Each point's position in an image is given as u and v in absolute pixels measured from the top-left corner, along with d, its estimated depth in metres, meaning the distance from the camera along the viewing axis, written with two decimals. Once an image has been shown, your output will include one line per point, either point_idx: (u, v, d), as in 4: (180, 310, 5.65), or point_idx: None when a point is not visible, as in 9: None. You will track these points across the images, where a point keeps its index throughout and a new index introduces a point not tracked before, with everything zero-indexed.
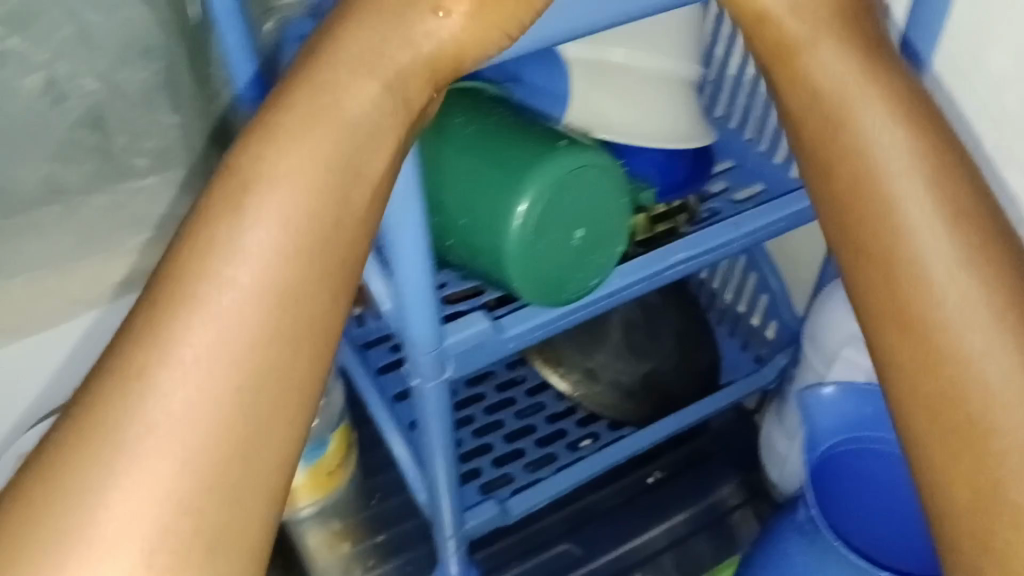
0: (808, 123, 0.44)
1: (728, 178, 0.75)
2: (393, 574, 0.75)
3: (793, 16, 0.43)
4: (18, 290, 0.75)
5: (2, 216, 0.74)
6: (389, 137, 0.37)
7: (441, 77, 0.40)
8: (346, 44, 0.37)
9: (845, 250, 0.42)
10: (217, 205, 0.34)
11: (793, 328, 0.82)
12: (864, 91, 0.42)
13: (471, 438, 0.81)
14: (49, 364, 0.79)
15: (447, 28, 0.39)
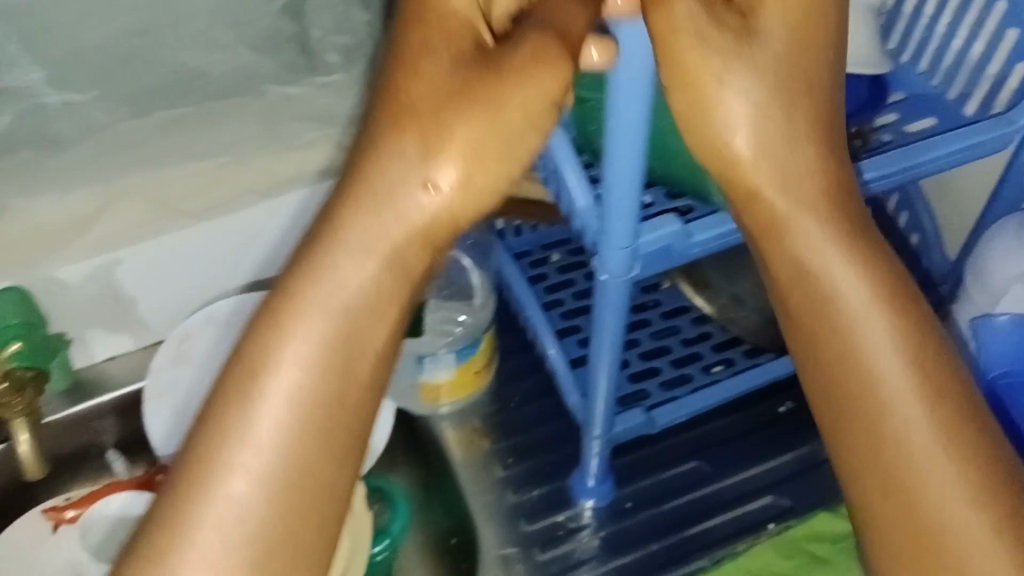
0: (796, 294, 0.48)
1: (898, 110, 0.71)
2: (527, 473, 0.80)
3: (787, 192, 0.47)
4: (190, 172, 0.75)
5: (186, 96, 0.76)
6: (386, 314, 0.42)
7: (437, 239, 0.43)
8: (349, 224, 0.42)
9: (831, 418, 0.45)
10: (227, 393, 0.41)
11: (942, 270, 0.83)
12: (839, 256, 0.46)
13: (638, 359, 0.81)
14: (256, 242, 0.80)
15: (438, 201, 0.42)
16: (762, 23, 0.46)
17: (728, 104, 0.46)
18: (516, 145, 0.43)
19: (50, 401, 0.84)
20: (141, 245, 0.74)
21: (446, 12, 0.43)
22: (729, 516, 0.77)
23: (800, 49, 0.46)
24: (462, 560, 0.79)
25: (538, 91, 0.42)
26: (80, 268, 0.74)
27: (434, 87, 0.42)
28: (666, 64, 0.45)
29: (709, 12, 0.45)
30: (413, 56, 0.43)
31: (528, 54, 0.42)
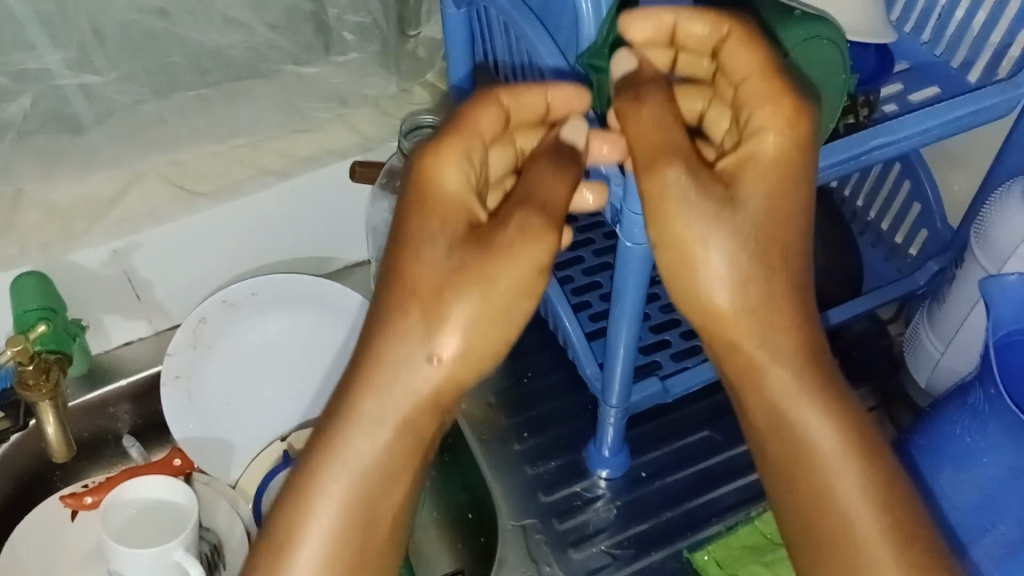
0: (771, 442, 0.52)
1: (905, 79, 0.77)
2: (545, 445, 0.81)
3: (760, 350, 0.51)
4: (209, 152, 0.82)
5: (208, 78, 0.79)
6: (405, 467, 0.50)
7: (445, 403, 0.51)
8: (369, 401, 0.49)
9: (805, 557, 0.51)
10: (272, 555, 0.49)
11: (944, 238, 0.85)
12: (806, 406, 0.51)
13: (650, 333, 0.83)
14: (311, 224, 0.89)
15: (439, 373, 0.49)
16: (741, 192, 0.50)
17: (710, 262, 0.50)
18: (508, 314, 0.50)
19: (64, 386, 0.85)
20: (155, 232, 0.80)
21: (443, 197, 0.50)
22: (744, 481, 0.79)
23: (776, 214, 0.50)
24: (480, 534, 0.81)
25: (521, 265, 0.49)
26: (101, 252, 0.79)
27: (435, 272, 0.49)
28: (656, 222, 0.50)
29: (696, 182, 0.49)
30: (416, 241, 0.50)
31: (514, 234, 0.49)
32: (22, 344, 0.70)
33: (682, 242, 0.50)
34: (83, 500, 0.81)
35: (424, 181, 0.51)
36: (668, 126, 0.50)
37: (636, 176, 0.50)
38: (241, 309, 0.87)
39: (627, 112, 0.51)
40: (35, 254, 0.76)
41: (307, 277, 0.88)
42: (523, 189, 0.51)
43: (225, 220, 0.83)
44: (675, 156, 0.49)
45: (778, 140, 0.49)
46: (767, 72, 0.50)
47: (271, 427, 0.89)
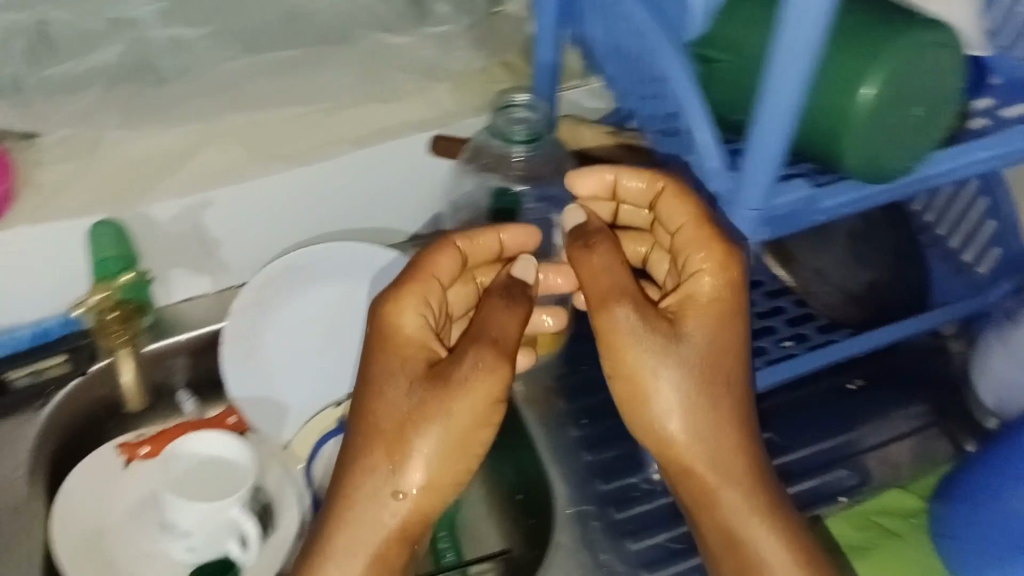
0: (723, 560, 0.64)
1: (995, 94, 0.76)
2: (601, 434, 0.81)
3: (713, 472, 0.62)
4: (287, 118, 0.80)
5: (307, 39, 0.83)
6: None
7: (414, 531, 0.61)
8: (350, 529, 0.60)
9: None
10: None
11: (1017, 258, 0.81)
12: (751, 524, 0.62)
13: None
14: (360, 196, 0.84)
15: (407, 501, 0.60)
16: (684, 330, 0.61)
17: (662, 391, 0.61)
18: (467, 444, 0.59)
19: None
20: (224, 194, 0.78)
21: (404, 339, 0.61)
22: (802, 487, 0.79)
23: (715, 350, 0.60)
24: (529, 517, 0.82)
25: (475, 396, 0.58)
26: (172, 207, 0.76)
27: (397, 412, 0.59)
28: (613, 354, 0.61)
29: (644, 320, 0.60)
30: (381, 386, 0.60)
31: (470, 369, 0.58)
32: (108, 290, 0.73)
33: (636, 378, 0.61)
34: (138, 452, 0.81)
35: (386, 332, 0.61)
36: (617, 271, 0.60)
37: (592, 313, 0.61)
38: (291, 279, 0.86)
39: (581, 256, 0.61)
40: (111, 204, 0.74)
41: (349, 249, 0.85)
42: (476, 328, 0.59)
43: (297, 183, 0.80)
44: (624, 298, 0.59)
45: (711, 281, 0.61)
46: (698, 223, 0.63)
47: (317, 394, 0.89)
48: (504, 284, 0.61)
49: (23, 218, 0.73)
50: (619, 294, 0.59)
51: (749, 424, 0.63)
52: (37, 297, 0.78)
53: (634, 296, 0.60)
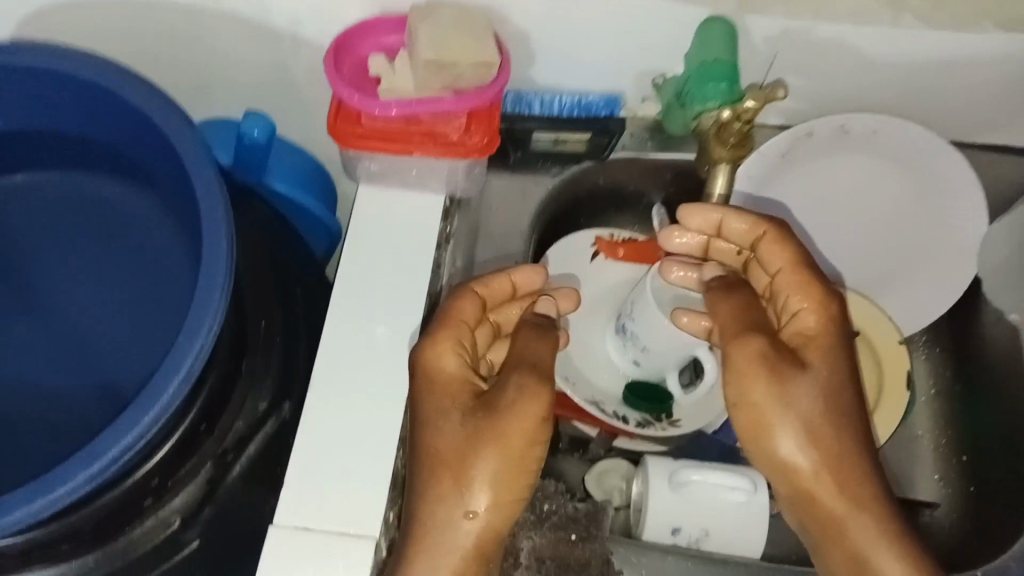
0: None
1: None
2: None
3: (841, 501, 0.61)
4: None
5: None
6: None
7: (485, 550, 0.59)
8: (420, 560, 0.57)
9: None
10: None
11: None
12: (888, 559, 0.60)
13: None
14: (971, 64, 0.74)
15: (475, 523, 0.58)
16: (804, 364, 0.62)
17: (785, 423, 0.61)
18: (523, 463, 0.58)
19: (640, 138, 0.80)
20: (828, 31, 0.70)
21: (443, 373, 0.60)
22: None
23: (831, 386, 0.61)
24: (971, 484, 0.80)
25: (530, 403, 0.58)
26: (772, 26, 0.70)
27: (453, 441, 0.58)
28: (740, 389, 0.61)
29: (773, 353, 0.61)
30: (435, 421, 0.59)
31: (514, 393, 0.58)
32: (758, 100, 0.61)
33: (762, 422, 0.61)
34: (616, 253, 0.83)
35: (424, 372, 0.60)
36: (746, 312, 0.63)
37: (726, 347, 0.62)
38: (854, 137, 0.77)
39: (717, 300, 0.64)
40: (728, 2, 0.68)
41: (923, 129, 0.75)
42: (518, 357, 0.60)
43: (905, 42, 0.71)
44: (756, 334, 0.61)
45: (815, 321, 0.63)
46: (797, 266, 0.64)
47: None
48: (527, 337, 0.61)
49: None
50: (750, 332, 0.61)
51: (875, 461, 0.62)
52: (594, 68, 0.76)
53: (768, 358, 0.61)
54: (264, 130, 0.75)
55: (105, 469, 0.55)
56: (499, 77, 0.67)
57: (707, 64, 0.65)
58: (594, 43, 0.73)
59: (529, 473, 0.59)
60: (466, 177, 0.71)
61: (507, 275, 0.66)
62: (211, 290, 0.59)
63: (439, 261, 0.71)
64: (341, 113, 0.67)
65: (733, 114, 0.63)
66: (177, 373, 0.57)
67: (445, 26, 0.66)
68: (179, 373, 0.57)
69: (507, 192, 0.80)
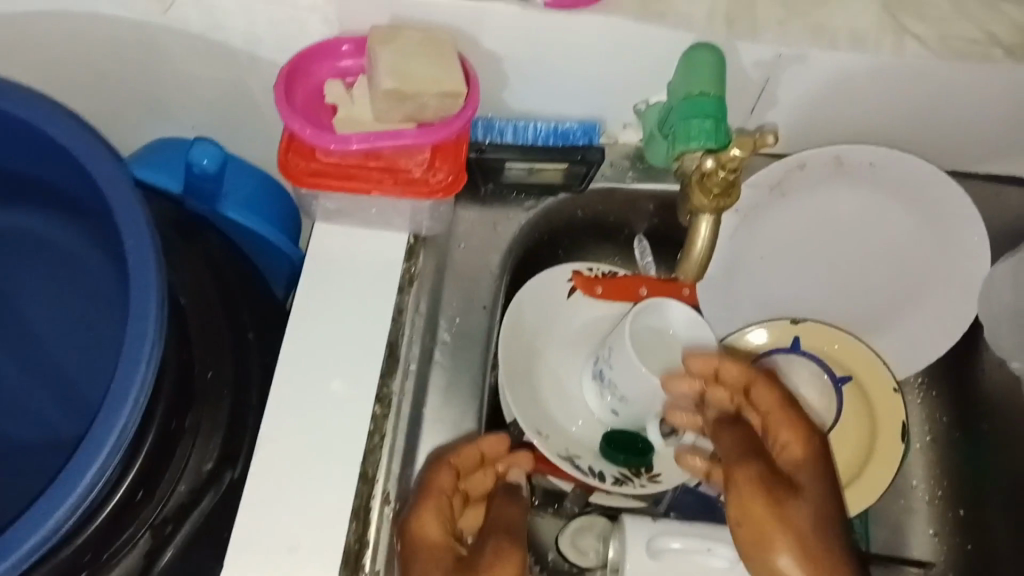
0: None
1: None
2: None
3: None
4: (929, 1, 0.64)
5: None
6: None
7: None
8: None
9: None
10: None
11: None
12: None
13: None
14: (978, 99, 0.68)
15: None
16: (798, 488, 0.60)
17: (783, 545, 0.57)
18: None
19: (622, 167, 0.75)
20: (827, 60, 0.64)
21: (426, 540, 0.56)
22: None
23: (826, 510, 0.59)
24: (968, 540, 0.76)
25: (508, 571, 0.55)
26: (764, 54, 0.64)
27: None
28: (739, 511, 0.59)
29: (769, 479, 0.59)
30: None
31: (492, 558, 0.55)
32: (745, 148, 0.55)
33: (762, 543, 0.58)
34: (593, 291, 0.77)
35: (406, 540, 0.56)
36: (745, 443, 0.63)
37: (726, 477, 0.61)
38: (851, 171, 0.72)
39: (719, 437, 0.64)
40: (718, 27, 0.62)
41: (925, 164, 0.70)
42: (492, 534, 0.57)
43: (910, 73, 0.65)
44: (751, 460, 0.61)
45: (803, 451, 0.62)
46: (786, 403, 0.64)
47: (779, 299, 0.79)
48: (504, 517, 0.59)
49: (623, 10, 0.62)
50: (748, 459, 0.61)
51: None
52: (572, 93, 0.70)
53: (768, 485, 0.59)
54: (213, 159, 0.69)
55: (8, 574, 0.49)
56: (465, 109, 0.61)
57: (692, 98, 0.58)
58: (571, 71, 0.67)
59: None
60: (431, 216, 0.65)
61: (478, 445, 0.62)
62: (136, 362, 0.52)
63: (400, 306, 0.64)
64: (293, 148, 0.61)
65: (715, 161, 0.57)
66: (93, 463, 0.51)
67: (406, 53, 0.60)
68: (96, 463, 0.51)
69: (478, 226, 0.72)
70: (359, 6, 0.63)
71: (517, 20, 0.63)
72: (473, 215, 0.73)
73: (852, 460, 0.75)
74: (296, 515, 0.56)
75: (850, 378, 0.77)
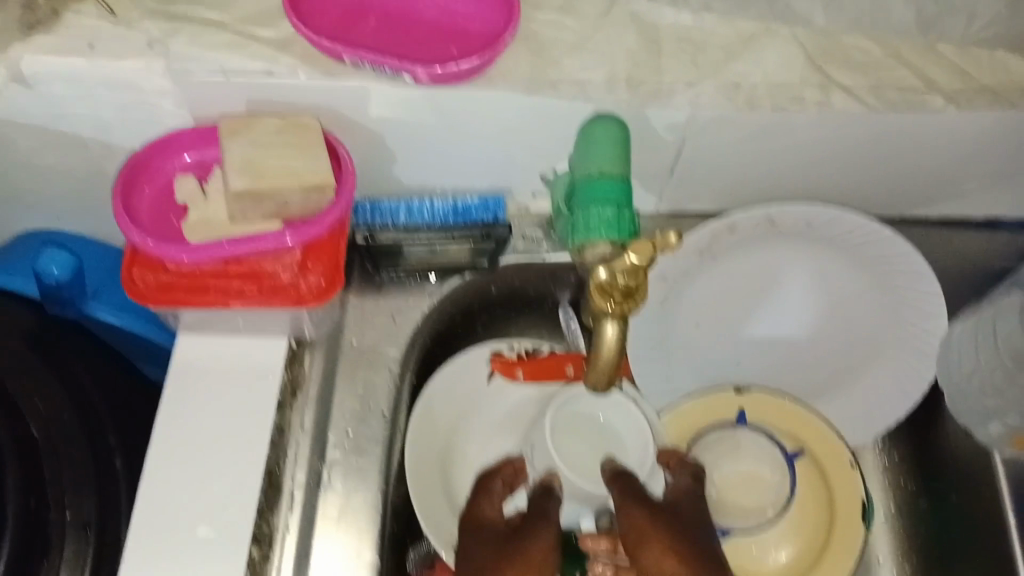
0: None
1: None
2: None
3: None
4: (851, 47, 0.58)
5: None
6: None
7: None
8: None
9: None
10: None
11: None
12: None
13: None
14: (919, 147, 0.61)
15: None
16: (701, 553, 0.53)
17: None
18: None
19: (534, 239, 0.67)
20: (749, 119, 0.57)
21: (481, 515, 0.60)
22: None
23: None
24: None
25: (550, 533, 0.56)
26: (677, 116, 0.56)
27: (485, 556, 0.56)
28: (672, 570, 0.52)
29: (673, 541, 0.53)
30: (472, 546, 0.58)
31: (529, 527, 0.57)
32: (643, 253, 0.47)
33: None
34: (513, 374, 0.69)
35: (468, 517, 0.60)
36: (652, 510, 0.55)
37: (634, 546, 0.54)
38: (785, 230, 0.66)
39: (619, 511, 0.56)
40: (620, 94, 0.55)
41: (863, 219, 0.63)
42: (537, 510, 0.58)
43: (844, 126, 0.58)
44: (654, 530, 0.54)
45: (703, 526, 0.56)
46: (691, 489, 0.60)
47: (721, 368, 0.72)
48: (537, 499, 0.59)
49: (513, 76, 0.55)
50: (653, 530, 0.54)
51: None
52: (468, 165, 0.62)
53: (680, 551, 0.53)
54: (64, 263, 0.62)
55: None
56: (335, 203, 0.53)
57: (592, 180, 0.52)
58: (462, 144, 0.60)
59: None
60: (310, 318, 0.58)
61: (510, 461, 0.64)
62: None
63: (282, 424, 0.57)
64: (139, 259, 0.54)
65: (609, 268, 0.48)
66: None
67: (260, 145, 0.52)
68: None
69: (375, 317, 0.65)
70: (207, 89, 0.55)
71: (391, 96, 0.55)
72: (371, 305, 0.65)
73: (809, 545, 0.68)
74: None
75: (803, 451, 0.69)
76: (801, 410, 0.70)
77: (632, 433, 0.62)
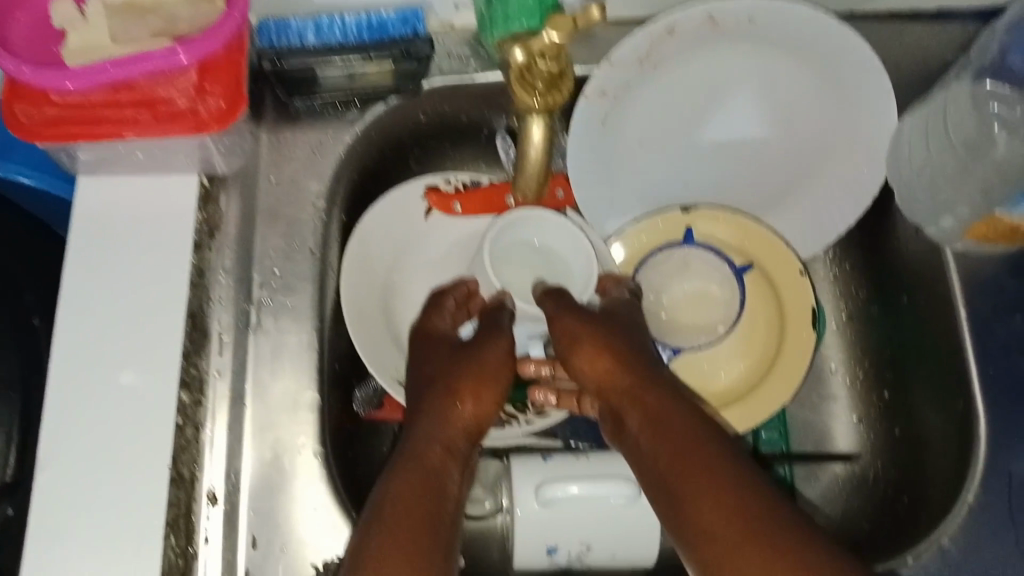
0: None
1: None
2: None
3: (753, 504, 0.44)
4: None
5: None
6: (427, 500, 0.46)
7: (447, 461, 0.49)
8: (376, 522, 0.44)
9: None
10: None
11: None
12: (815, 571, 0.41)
13: None
14: None
15: (460, 417, 0.52)
16: (639, 357, 0.54)
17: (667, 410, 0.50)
18: (490, 384, 0.54)
19: (460, 57, 0.62)
20: None
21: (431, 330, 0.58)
22: None
23: (668, 422, 0.49)
24: (893, 425, 0.69)
25: (502, 343, 0.55)
26: None
27: (428, 367, 0.56)
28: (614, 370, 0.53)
29: (612, 344, 0.54)
30: (419, 357, 0.57)
31: (483, 335, 0.55)
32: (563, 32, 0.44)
33: (644, 398, 0.51)
34: (450, 207, 0.65)
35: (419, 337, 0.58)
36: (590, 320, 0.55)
37: (575, 351, 0.55)
38: (728, 30, 0.59)
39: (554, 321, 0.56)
40: None
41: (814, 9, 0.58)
42: (488, 323, 0.56)
43: None
44: (592, 334, 0.54)
45: (641, 332, 0.57)
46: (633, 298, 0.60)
47: (668, 186, 0.70)
48: (488, 314, 0.57)
49: None
50: (594, 333, 0.54)
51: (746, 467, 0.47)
52: None
53: (615, 348, 0.54)
54: None
55: None
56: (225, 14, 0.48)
57: None
58: None
59: (498, 405, 0.54)
60: (219, 151, 0.53)
61: (463, 283, 0.60)
62: None
63: (202, 266, 0.54)
64: (19, 92, 0.49)
65: (528, 53, 0.46)
66: None
67: None
68: None
69: (294, 152, 0.61)
70: None
71: None
72: (289, 139, 0.61)
73: (761, 356, 0.68)
74: (99, 550, 0.47)
75: (751, 265, 0.68)
76: (753, 224, 0.68)
77: (572, 252, 0.60)
